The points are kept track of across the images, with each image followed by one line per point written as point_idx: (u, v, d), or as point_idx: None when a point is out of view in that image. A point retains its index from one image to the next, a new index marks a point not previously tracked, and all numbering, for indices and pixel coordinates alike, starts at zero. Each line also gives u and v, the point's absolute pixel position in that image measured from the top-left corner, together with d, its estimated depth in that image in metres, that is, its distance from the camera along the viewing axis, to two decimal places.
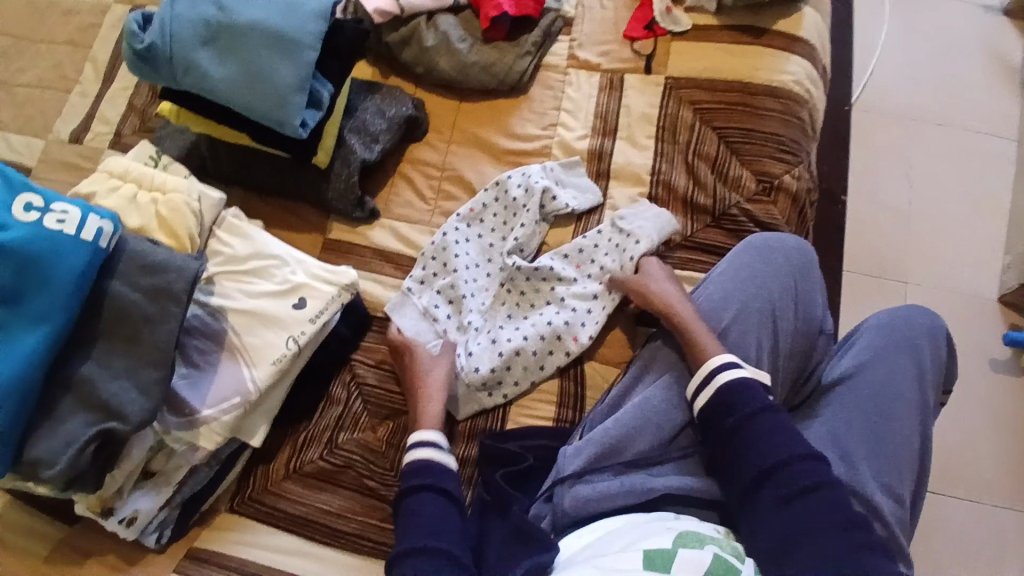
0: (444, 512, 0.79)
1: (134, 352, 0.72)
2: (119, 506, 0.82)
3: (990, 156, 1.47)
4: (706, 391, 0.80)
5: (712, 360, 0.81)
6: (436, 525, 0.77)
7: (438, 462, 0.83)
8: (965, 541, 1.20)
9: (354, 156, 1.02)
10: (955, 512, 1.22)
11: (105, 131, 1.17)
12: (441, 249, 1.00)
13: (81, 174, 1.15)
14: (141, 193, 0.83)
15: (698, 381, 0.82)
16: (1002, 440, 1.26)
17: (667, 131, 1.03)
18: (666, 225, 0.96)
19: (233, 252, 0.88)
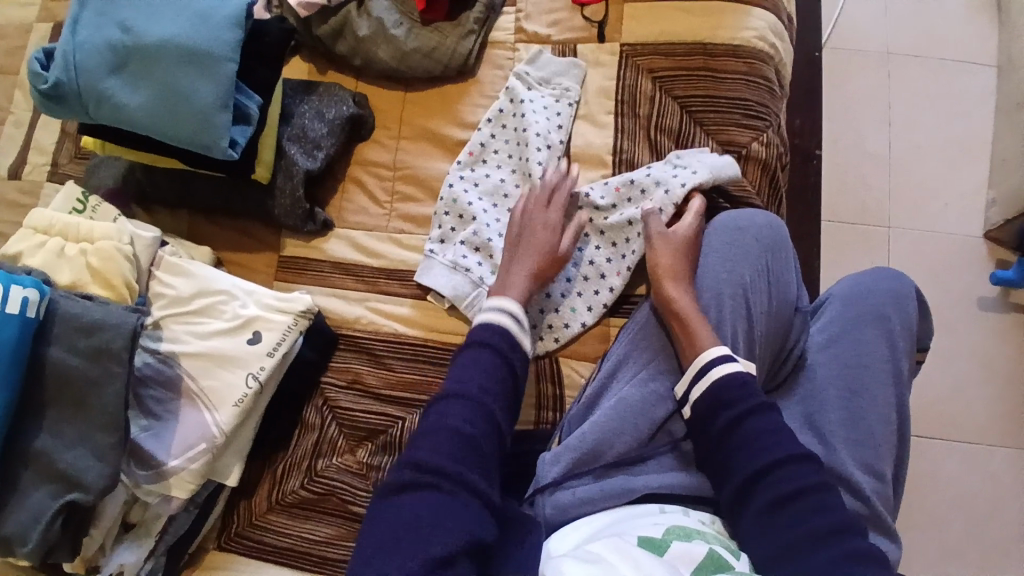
0: (485, 364, 0.75)
1: (85, 418, 0.69)
2: (104, 563, 0.82)
3: (970, 85, 1.41)
4: (700, 384, 0.78)
5: (710, 352, 0.78)
6: (485, 378, 0.74)
7: (502, 327, 0.79)
8: (958, 483, 1.22)
9: (295, 166, 0.95)
10: (947, 456, 1.23)
11: (42, 162, 1.10)
12: (452, 201, 0.96)
13: (24, 212, 1.08)
14: (68, 245, 0.78)
15: (692, 373, 0.79)
16: (990, 380, 1.26)
17: (626, 104, 0.97)
18: (725, 165, 0.89)
19: (177, 291, 0.83)
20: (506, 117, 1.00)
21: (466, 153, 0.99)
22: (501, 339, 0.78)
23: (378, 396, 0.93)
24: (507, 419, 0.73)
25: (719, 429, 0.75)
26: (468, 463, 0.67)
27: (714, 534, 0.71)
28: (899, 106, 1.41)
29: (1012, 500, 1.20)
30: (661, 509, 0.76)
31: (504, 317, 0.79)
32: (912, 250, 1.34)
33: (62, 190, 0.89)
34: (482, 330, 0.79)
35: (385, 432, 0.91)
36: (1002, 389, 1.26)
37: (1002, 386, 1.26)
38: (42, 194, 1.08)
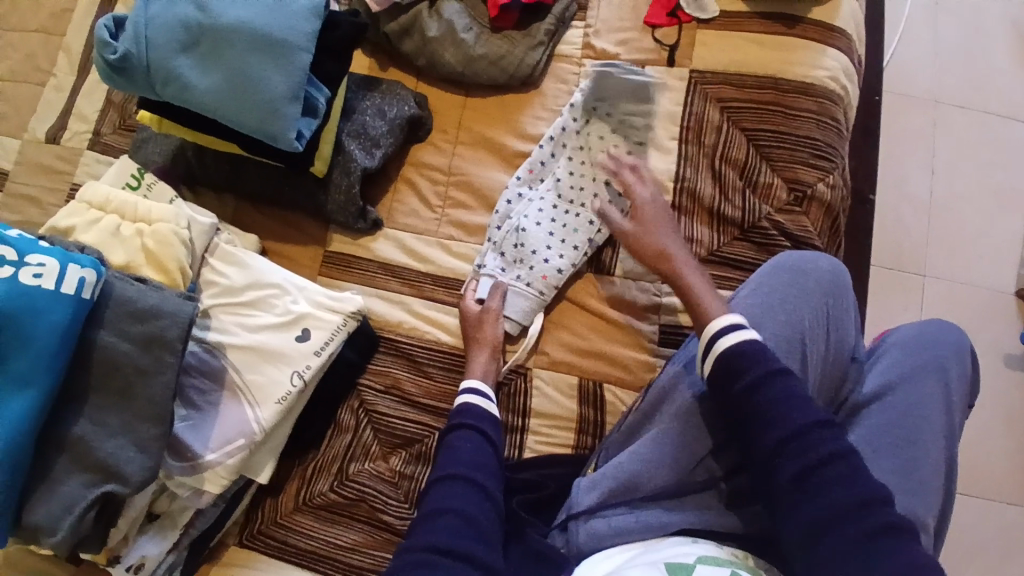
0: (480, 447, 0.76)
1: (130, 408, 0.66)
2: (125, 553, 0.79)
3: (1016, 142, 1.41)
4: (710, 357, 0.75)
5: (715, 324, 0.76)
6: (473, 457, 0.75)
7: (474, 406, 0.81)
8: (973, 539, 1.21)
9: (353, 164, 0.94)
10: (964, 509, 1.23)
11: (83, 130, 1.07)
12: (505, 218, 0.96)
13: (60, 179, 1.05)
14: (124, 224, 0.76)
15: (702, 350, 0.76)
16: (1014, 438, 1.26)
17: (692, 131, 0.96)
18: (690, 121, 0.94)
19: (228, 281, 0.82)
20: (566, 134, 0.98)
21: (525, 170, 0.98)
22: (484, 420, 0.80)
23: (417, 404, 0.91)
24: (493, 477, 0.74)
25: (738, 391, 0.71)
26: (462, 534, 0.66)
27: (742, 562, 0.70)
28: (944, 155, 1.40)
29: None
30: (691, 541, 0.73)
31: (472, 397, 0.82)
32: (946, 300, 1.33)
33: (115, 166, 0.87)
34: (462, 414, 0.80)
35: (421, 441, 0.90)
36: None
37: None
38: (81, 163, 1.05)
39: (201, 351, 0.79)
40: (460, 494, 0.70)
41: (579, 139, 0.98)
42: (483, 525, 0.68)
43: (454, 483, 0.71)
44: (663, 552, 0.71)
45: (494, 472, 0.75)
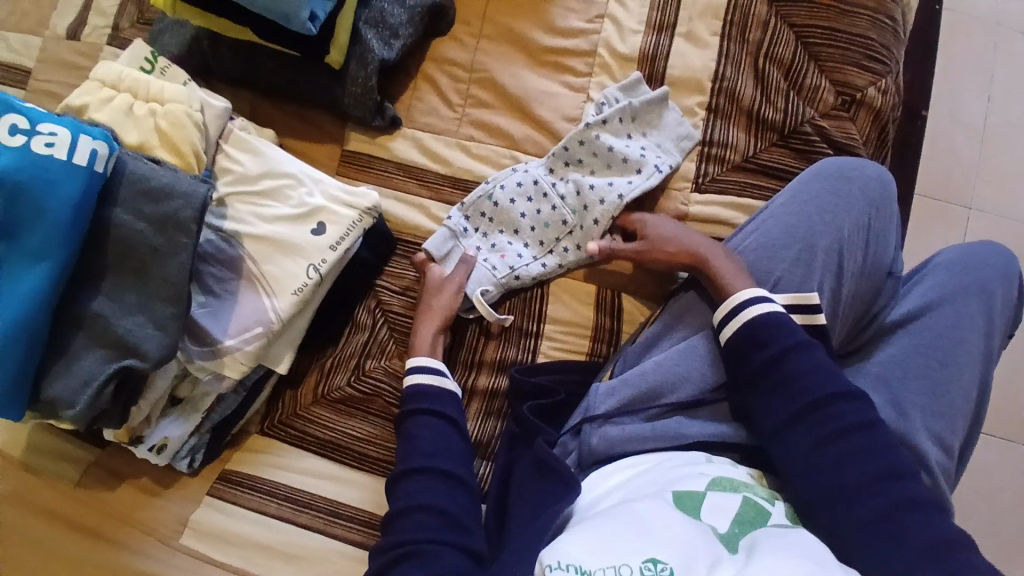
0: (442, 433, 0.76)
1: (147, 287, 0.67)
2: (148, 434, 0.83)
3: None
4: (730, 325, 0.73)
5: (739, 294, 0.73)
6: (432, 447, 0.75)
7: (427, 385, 0.80)
8: (1006, 493, 1.10)
9: (371, 53, 0.89)
10: (1001, 464, 1.11)
11: (101, 25, 1.03)
12: (498, 207, 0.90)
13: (81, 76, 1.01)
14: (137, 103, 0.75)
15: (721, 317, 0.74)
16: None
17: (736, 25, 0.89)
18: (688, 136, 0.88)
19: (244, 169, 0.81)
20: (581, 139, 0.88)
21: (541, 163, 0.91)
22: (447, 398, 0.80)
23: None
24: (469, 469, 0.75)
25: (758, 368, 0.69)
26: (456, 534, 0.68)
27: (759, 486, 0.67)
28: (1004, 75, 1.23)
29: None
30: (707, 459, 0.70)
31: (430, 377, 0.81)
32: (996, 232, 1.17)
33: (130, 50, 0.85)
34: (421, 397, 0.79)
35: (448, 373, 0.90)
36: None
37: None
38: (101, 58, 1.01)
39: (217, 241, 0.79)
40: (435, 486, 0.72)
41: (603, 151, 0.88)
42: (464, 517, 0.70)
43: (425, 477, 0.72)
44: (681, 471, 0.68)
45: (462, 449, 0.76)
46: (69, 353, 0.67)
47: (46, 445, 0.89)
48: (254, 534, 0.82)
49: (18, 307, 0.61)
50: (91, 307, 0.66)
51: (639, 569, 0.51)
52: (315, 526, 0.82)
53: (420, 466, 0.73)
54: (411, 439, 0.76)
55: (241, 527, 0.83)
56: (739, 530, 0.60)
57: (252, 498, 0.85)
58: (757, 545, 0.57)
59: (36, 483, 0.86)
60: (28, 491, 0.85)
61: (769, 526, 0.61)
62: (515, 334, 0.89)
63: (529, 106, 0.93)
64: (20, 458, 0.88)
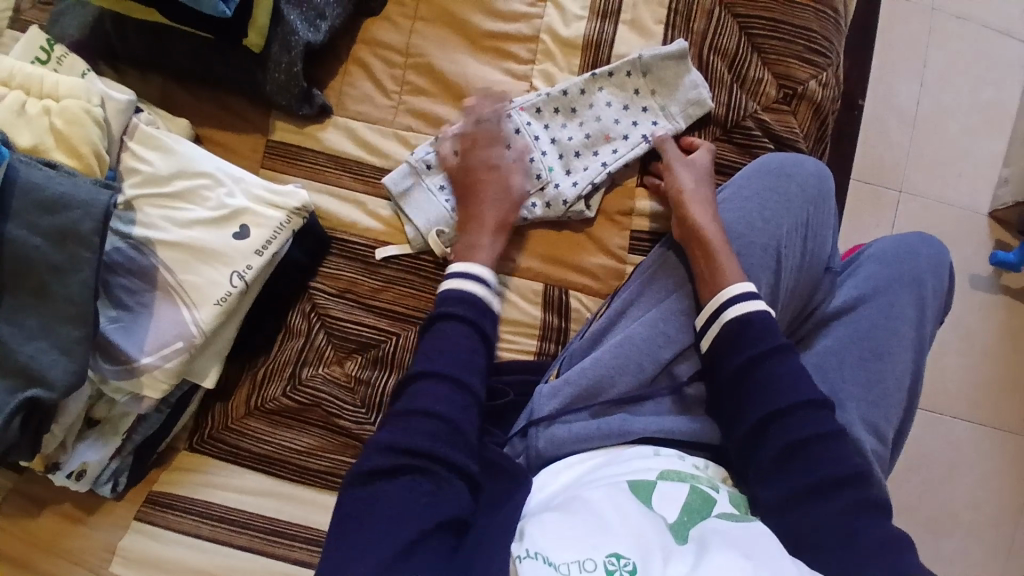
0: (465, 342, 0.72)
1: (49, 307, 0.61)
2: (64, 461, 0.77)
3: (1013, 63, 1.27)
4: (712, 326, 0.72)
5: (727, 292, 0.72)
6: (456, 354, 0.71)
7: (468, 291, 0.76)
8: (936, 466, 1.14)
9: (295, 36, 0.82)
10: (935, 438, 1.15)
11: None
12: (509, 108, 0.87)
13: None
14: (30, 101, 0.67)
15: (706, 314, 0.73)
16: (981, 358, 1.18)
17: (680, 15, 0.87)
18: (696, 105, 0.85)
19: (153, 169, 0.73)
20: (583, 91, 0.87)
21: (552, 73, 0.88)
22: (473, 310, 0.75)
23: (371, 308, 0.86)
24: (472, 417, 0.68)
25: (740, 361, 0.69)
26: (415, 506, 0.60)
27: (704, 475, 0.67)
28: (934, 63, 1.26)
29: (988, 490, 1.14)
30: (654, 451, 0.70)
31: (469, 283, 0.76)
32: (923, 217, 1.22)
33: (24, 37, 0.77)
34: (453, 302, 0.75)
35: (376, 346, 0.86)
36: (985, 371, 1.18)
37: (985, 368, 1.18)
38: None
39: (122, 255, 0.72)
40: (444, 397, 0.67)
41: (556, 103, 0.87)
42: (467, 430, 0.67)
43: (435, 382, 0.68)
44: (627, 466, 0.67)
45: (478, 368, 0.72)
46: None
47: None
48: (186, 559, 0.78)
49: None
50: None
51: (602, 564, 0.51)
52: (254, 547, 0.78)
53: (433, 368, 0.69)
54: (434, 340, 0.72)
55: (172, 552, 0.78)
56: (686, 519, 0.59)
57: (182, 519, 0.80)
58: (707, 537, 0.56)
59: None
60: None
61: (710, 519, 0.60)
62: None
63: (471, 94, 0.88)
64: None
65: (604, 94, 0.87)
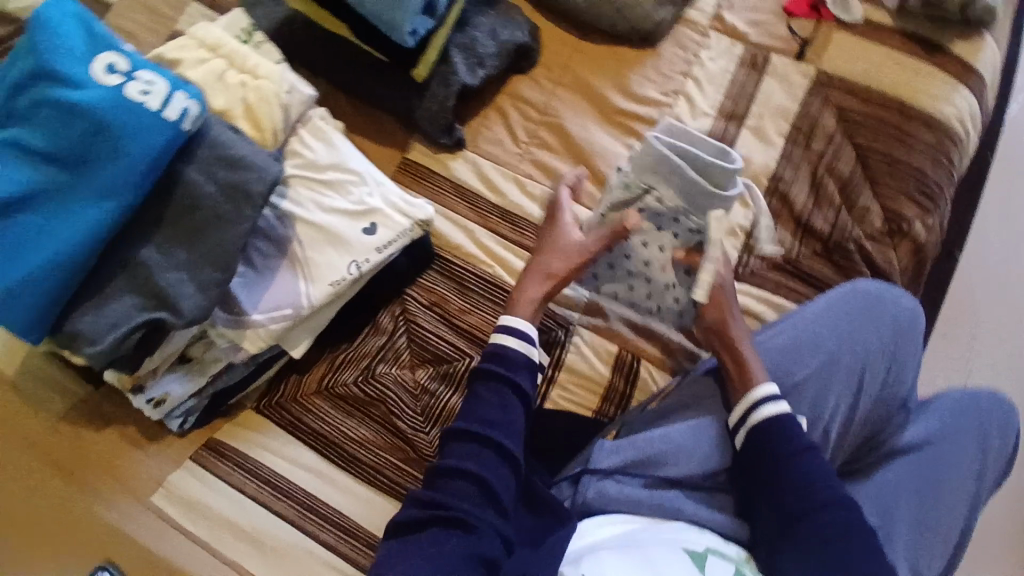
0: (506, 404, 0.74)
1: (199, 247, 0.69)
2: (149, 386, 0.82)
3: None
4: (746, 426, 0.74)
5: (758, 391, 0.74)
6: (492, 416, 0.73)
7: (511, 350, 0.78)
8: None
9: (455, 77, 0.93)
10: None
11: None
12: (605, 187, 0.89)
13: (166, 27, 1.03)
14: (230, 71, 0.78)
15: (737, 415, 0.75)
16: None
17: (802, 133, 0.93)
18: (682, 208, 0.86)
19: (313, 156, 0.83)
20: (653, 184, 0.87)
21: None
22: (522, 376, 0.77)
23: (454, 326, 0.92)
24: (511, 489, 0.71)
25: (772, 465, 0.71)
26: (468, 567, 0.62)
27: (746, 563, 0.68)
28: None
29: None
30: (699, 530, 0.70)
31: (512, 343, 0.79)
32: None
33: (228, 18, 0.90)
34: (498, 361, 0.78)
35: (449, 363, 0.91)
36: None
37: None
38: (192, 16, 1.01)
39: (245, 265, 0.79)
40: (480, 457, 0.70)
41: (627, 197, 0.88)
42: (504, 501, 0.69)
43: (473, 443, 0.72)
44: (676, 533, 0.68)
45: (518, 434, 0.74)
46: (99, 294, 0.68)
47: (49, 380, 0.91)
48: (226, 512, 0.82)
49: (76, 237, 0.64)
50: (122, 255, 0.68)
51: None
52: (288, 516, 0.82)
53: (472, 428, 0.72)
54: (476, 400, 0.75)
55: (215, 501, 0.83)
56: None
57: (234, 473, 0.84)
58: None
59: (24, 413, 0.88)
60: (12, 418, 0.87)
61: None
62: None
63: (591, 159, 0.96)
64: (18, 384, 0.90)
65: None
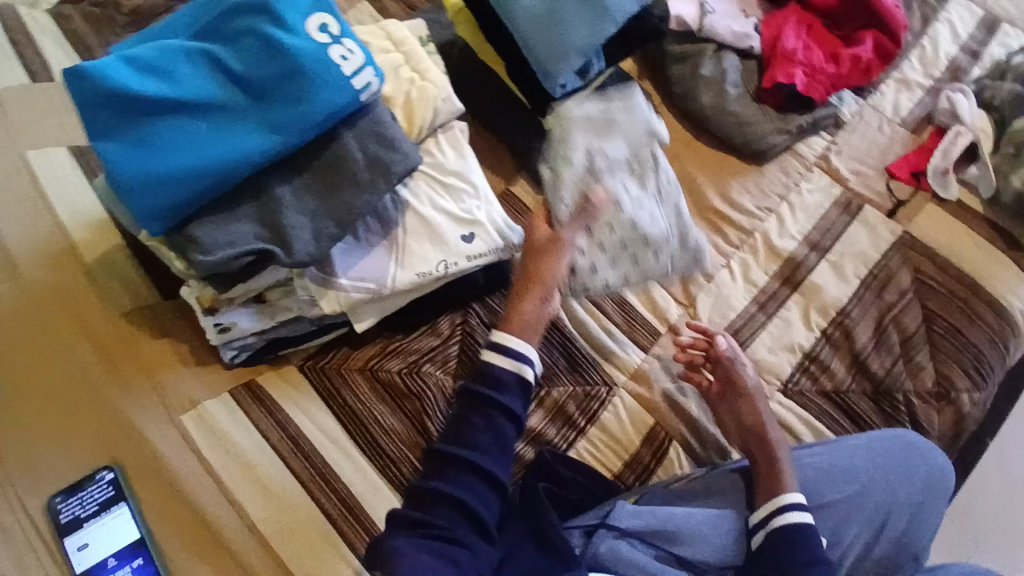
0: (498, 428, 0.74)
1: (330, 202, 0.76)
2: (221, 312, 0.85)
3: None
4: (763, 528, 0.77)
5: (783, 496, 0.77)
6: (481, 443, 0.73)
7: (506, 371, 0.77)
8: None
9: (580, 135, 1.01)
10: None
11: None
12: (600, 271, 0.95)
13: None
14: (403, 66, 0.88)
15: (758, 517, 0.78)
16: None
17: (877, 280, 0.99)
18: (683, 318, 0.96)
19: (443, 159, 0.90)
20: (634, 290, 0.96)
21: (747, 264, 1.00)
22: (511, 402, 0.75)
23: None
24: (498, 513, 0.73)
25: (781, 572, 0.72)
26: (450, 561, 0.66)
27: None
28: None
29: None
30: None
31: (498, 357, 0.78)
32: None
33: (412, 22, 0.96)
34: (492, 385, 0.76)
35: None
36: None
37: None
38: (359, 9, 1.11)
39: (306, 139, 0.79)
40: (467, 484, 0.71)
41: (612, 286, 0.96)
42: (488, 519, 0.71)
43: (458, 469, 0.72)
44: None
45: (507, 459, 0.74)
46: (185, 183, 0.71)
47: (115, 277, 0.93)
48: (253, 454, 0.85)
49: (235, 152, 0.71)
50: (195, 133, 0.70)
51: None
52: (302, 477, 0.84)
53: (458, 452, 0.72)
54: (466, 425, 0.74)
55: (242, 439, 0.85)
56: None
57: (266, 420, 0.87)
58: None
59: (89, 301, 0.91)
60: (79, 302, 0.91)
61: None
62: (561, 418, 0.92)
63: None
64: (90, 266, 0.92)
65: (747, 302, 0.97)
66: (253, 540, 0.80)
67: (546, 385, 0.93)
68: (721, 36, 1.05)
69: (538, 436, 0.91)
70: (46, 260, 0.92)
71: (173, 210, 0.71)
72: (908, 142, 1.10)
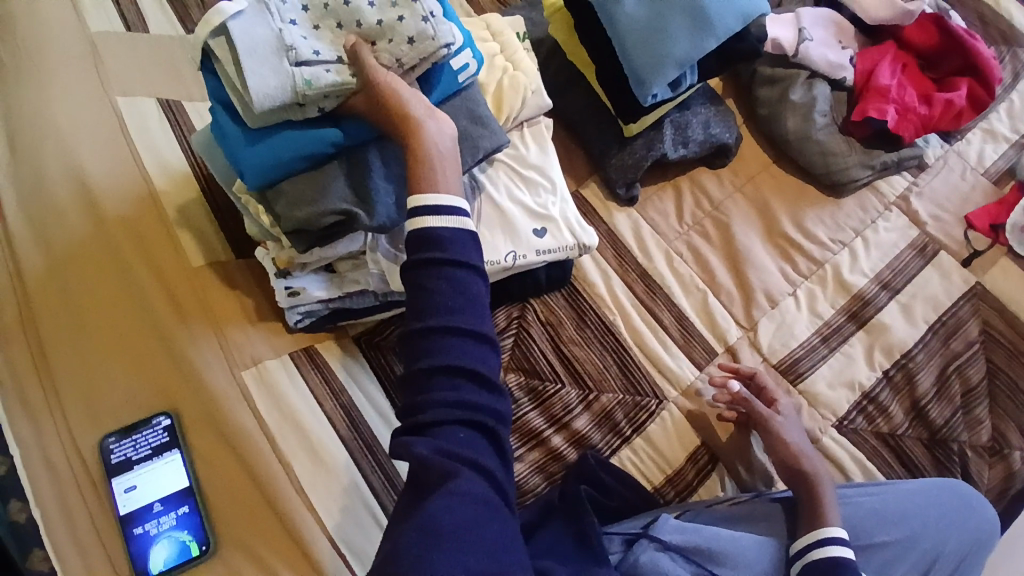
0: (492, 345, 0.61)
1: None
2: (293, 276, 0.87)
3: None
4: (803, 557, 0.75)
5: (826, 529, 0.75)
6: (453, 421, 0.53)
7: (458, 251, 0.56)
8: None
9: (658, 146, 1.01)
10: None
11: None
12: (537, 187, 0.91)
13: None
14: (497, 57, 0.92)
15: (799, 546, 0.76)
16: None
17: (944, 328, 0.97)
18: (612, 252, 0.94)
19: (524, 153, 0.92)
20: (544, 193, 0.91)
21: (814, 295, 0.98)
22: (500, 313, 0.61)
23: (560, 349, 0.95)
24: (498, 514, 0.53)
25: None
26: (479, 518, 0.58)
27: None
28: None
29: None
30: None
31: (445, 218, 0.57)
32: None
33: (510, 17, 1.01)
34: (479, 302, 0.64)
35: (542, 382, 0.93)
36: None
37: None
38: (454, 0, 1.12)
39: (313, 58, 0.69)
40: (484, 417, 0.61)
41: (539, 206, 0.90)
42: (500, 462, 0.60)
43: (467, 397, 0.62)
44: None
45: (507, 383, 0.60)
46: (255, 115, 0.71)
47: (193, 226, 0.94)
48: (305, 418, 0.86)
49: (336, 119, 0.74)
50: (243, 59, 0.67)
51: None
52: (350, 445, 0.86)
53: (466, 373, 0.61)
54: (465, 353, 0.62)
55: (296, 400, 0.87)
56: None
57: (320, 386, 0.89)
58: None
59: (161, 245, 0.91)
60: (153, 243, 0.91)
61: None
62: (608, 425, 0.91)
63: (744, 266, 1.00)
64: (166, 213, 0.94)
65: (811, 333, 0.96)
66: (299, 500, 0.80)
67: (596, 390, 0.93)
68: (815, 62, 1.04)
69: (583, 439, 0.90)
70: (124, 200, 0.93)
71: (268, 164, 0.73)
72: (992, 193, 1.07)
